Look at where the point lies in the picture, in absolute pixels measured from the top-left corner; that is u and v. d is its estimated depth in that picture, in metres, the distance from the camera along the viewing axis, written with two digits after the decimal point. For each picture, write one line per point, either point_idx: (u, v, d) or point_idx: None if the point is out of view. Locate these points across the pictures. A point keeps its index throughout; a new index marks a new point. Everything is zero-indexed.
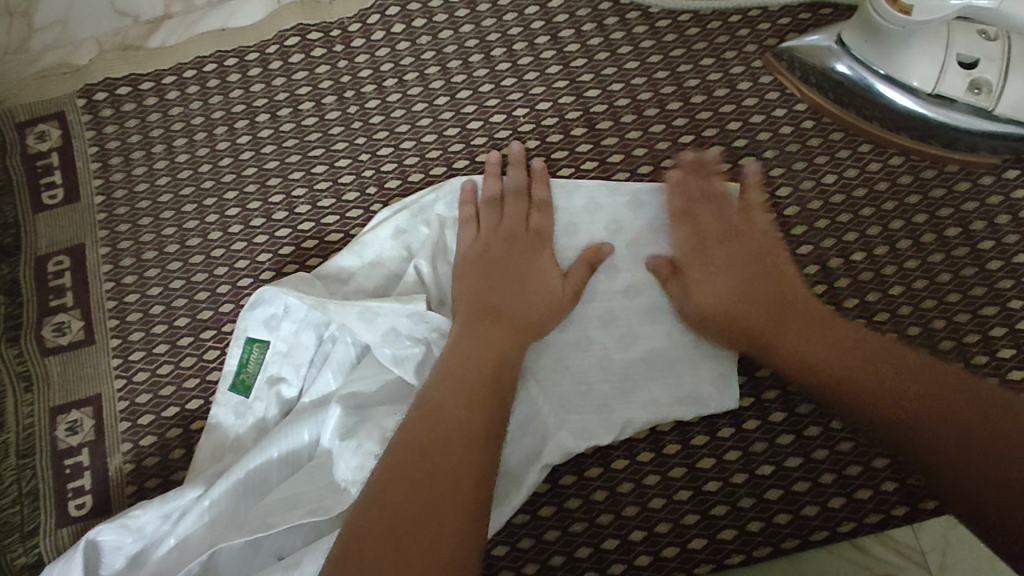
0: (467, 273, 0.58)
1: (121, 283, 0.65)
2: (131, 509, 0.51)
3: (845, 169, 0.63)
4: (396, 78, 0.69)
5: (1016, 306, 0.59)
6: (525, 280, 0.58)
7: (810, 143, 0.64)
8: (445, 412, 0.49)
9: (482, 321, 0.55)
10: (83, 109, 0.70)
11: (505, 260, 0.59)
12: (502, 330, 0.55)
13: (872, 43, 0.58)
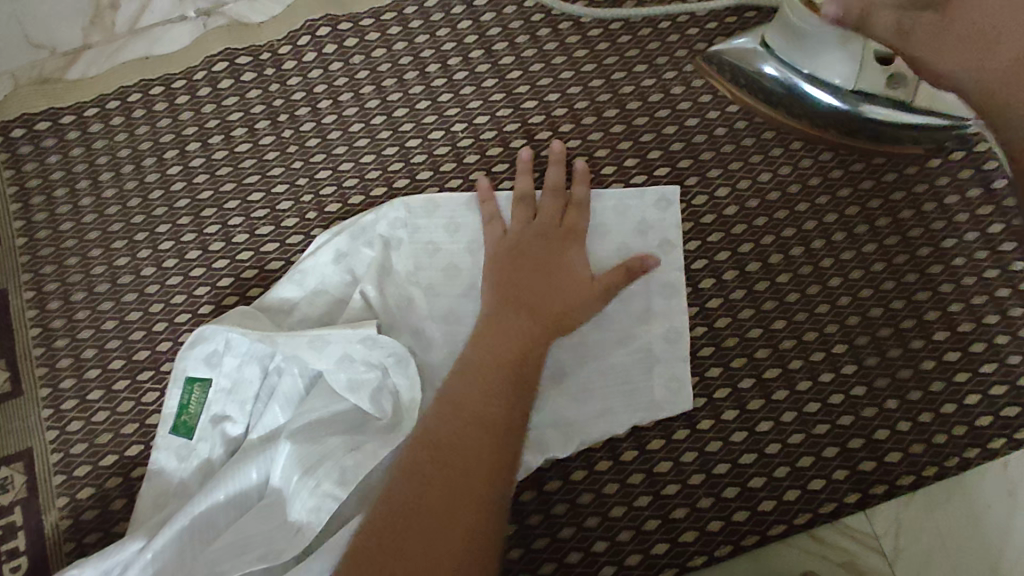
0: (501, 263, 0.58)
1: (48, 327, 0.62)
2: (70, 568, 0.49)
3: (778, 167, 0.64)
4: (330, 99, 0.68)
5: (948, 289, 0.61)
6: (562, 273, 0.57)
7: (744, 143, 0.65)
8: (469, 396, 0.48)
9: (512, 321, 0.53)
10: (0, 148, 0.67)
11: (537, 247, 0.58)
12: (535, 332, 0.53)
13: (792, 44, 0.54)
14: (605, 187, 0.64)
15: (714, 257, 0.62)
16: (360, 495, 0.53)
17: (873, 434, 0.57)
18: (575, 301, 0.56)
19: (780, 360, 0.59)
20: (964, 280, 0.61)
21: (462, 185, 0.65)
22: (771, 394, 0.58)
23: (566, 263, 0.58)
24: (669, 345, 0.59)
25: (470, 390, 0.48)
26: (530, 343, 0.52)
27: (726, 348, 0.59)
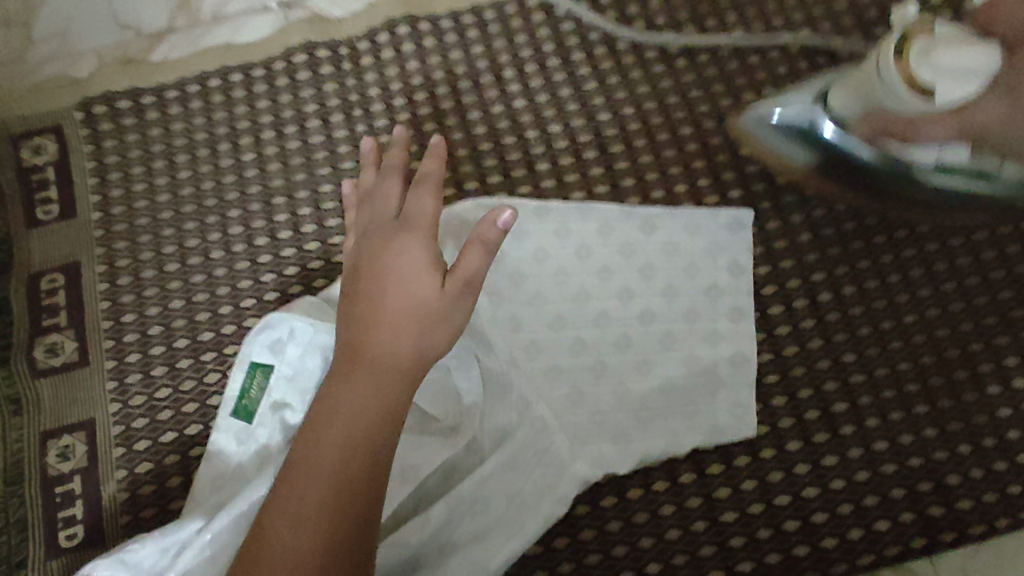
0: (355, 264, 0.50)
1: (118, 302, 0.63)
2: (130, 543, 0.49)
3: None
4: (406, 97, 0.68)
5: None
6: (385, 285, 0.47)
7: None
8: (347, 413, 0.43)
9: (359, 309, 0.46)
10: (81, 123, 0.68)
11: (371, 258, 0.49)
12: (396, 321, 0.45)
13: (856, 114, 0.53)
14: (677, 205, 0.63)
15: (784, 284, 0.61)
16: (417, 494, 0.53)
17: (944, 478, 0.56)
18: (364, 326, 0.45)
19: (847, 395, 0.58)
20: None
21: (532, 192, 0.65)
22: (837, 429, 0.57)
23: (399, 249, 0.48)
24: (735, 368, 0.58)
25: (324, 425, 0.43)
26: (370, 336, 0.45)
27: (793, 377, 0.58)
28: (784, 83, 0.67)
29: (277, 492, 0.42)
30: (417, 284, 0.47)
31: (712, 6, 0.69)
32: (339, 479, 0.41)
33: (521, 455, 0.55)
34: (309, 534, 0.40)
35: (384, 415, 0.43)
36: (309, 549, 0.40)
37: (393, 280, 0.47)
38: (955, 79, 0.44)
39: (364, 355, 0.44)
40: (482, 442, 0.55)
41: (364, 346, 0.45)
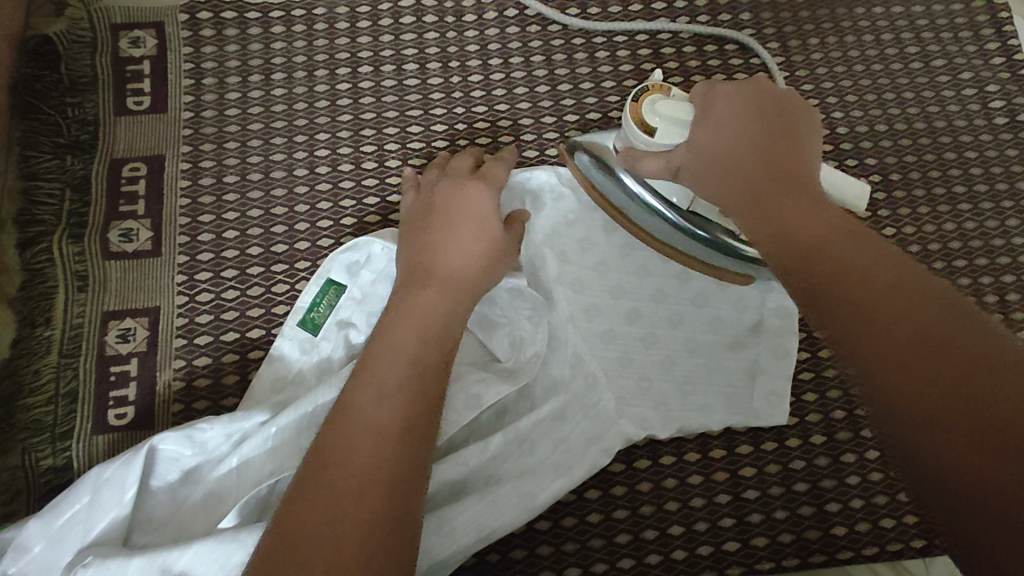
0: (419, 215, 0.56)
1: (198, 202, 0.64)
2: (198, 422, 0.50)
3: (903, 226, 0.67)
4: (502, 58, 0.70)
5: None
6: (456, 224, 0.54)
7: (875, 197, 0.68)
8: (424, 314, 0.47)
9: (424, 244, 0.53)
10: (183, 25, 0.69)
11: (443, 206, 0.55)
12: (457, 248, 0.52)
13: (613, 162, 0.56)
14: None
15: None
16: (469, 426, 0.57)
17: None
18: (435, 252, 0.52)
19: None
20: None
21: None
22: (859, 430, 0.61)
23: (465, 194, 0.56)
24: (776, 359, 0.62)
25: (401, 324, 0.46)
26: (436, 255, 0.51)
27: (826, 378, 0.62)
28: (854, 109, 0.71)
29: (353, 381, 0.43)
30: (478, 228, 0.54)
31: (798, 26, 0.73)
32: (415, 360, 0.44)
33: (571, 405, 0.58)
34: (393, 406, 0.41)
35: (450, 326, 0.48)
36: (392, 418, 0.41)
37: (461, 215, 0.54)
38: (679, 127, 0.51)
39: (432, 273, 0.50)
40: (534, 389, 0.58)
41: (431, 266, 0.51)
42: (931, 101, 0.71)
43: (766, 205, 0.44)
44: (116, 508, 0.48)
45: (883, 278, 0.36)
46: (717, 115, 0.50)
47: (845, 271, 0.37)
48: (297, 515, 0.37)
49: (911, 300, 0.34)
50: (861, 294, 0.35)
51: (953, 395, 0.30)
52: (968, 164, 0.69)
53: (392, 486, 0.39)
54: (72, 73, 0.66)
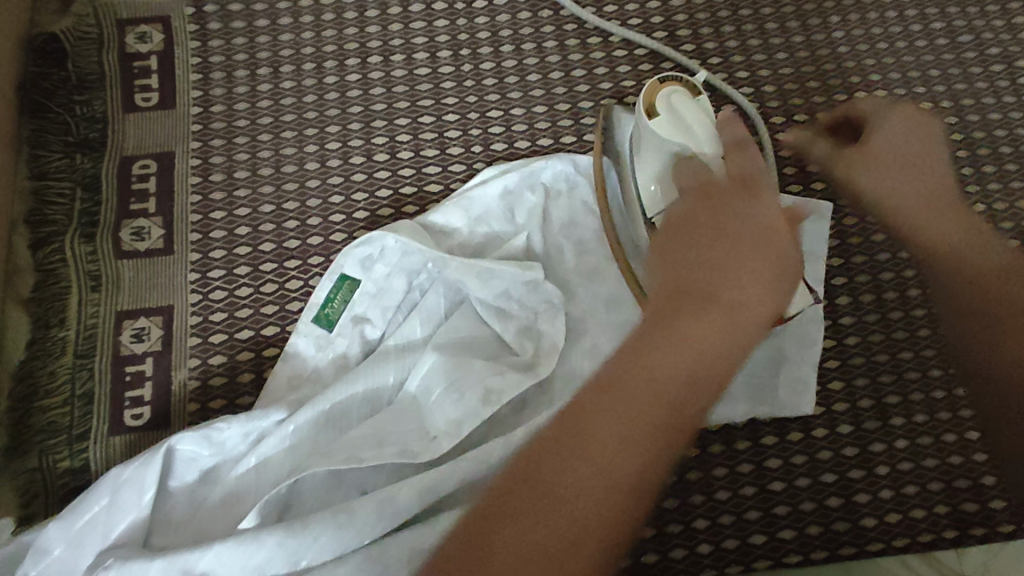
0: (687, 212, 0.44)
1: (209, 198, 0.63)
2: (215, 421, 0.50)
3: None
4: (514, 45, 0.69)
5: None
6: (733, 233, 0.41)
7: None
8: (636, 361, 0.36)
9: (704, 256, 0.40)
10: (190, 19, 0.68)
11: (711, 206, 0.43)
12: (740, 270, 0.39)
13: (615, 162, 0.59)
14: None
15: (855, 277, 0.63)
16: (489, 421, 0.55)
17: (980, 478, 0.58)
18: (710, 270, 0.39)
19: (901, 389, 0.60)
20: None
21: None
22: (888, 419, 0.60)
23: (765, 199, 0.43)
24: (800, 348, 0.60)
25: (636, 374, 0.35)
26: (706, 272, 0.39)
27: (852, 366, 0.61)
28: (878, 89, 0.67)
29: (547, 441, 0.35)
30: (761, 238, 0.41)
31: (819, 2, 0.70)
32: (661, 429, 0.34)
33: None
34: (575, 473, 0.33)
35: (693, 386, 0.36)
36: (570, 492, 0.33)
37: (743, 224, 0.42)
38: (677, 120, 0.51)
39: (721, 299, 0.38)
40: (553, 382, 0.57)
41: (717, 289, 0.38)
42: (959, 78, 0.67)
43: (728, 280, 0.39)
44: (136, 509, 0.47)
45: (988, 328, 0.40)
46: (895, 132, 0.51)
47: (1016, 287, 0.41)
48: (489, 559, 0.32)
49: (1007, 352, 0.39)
50: (1017, 316, 0.40)
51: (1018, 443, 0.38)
52: (998, 142, 0.65)
53: (605, 537, 0.33)
54: (79, 71, 0.65)
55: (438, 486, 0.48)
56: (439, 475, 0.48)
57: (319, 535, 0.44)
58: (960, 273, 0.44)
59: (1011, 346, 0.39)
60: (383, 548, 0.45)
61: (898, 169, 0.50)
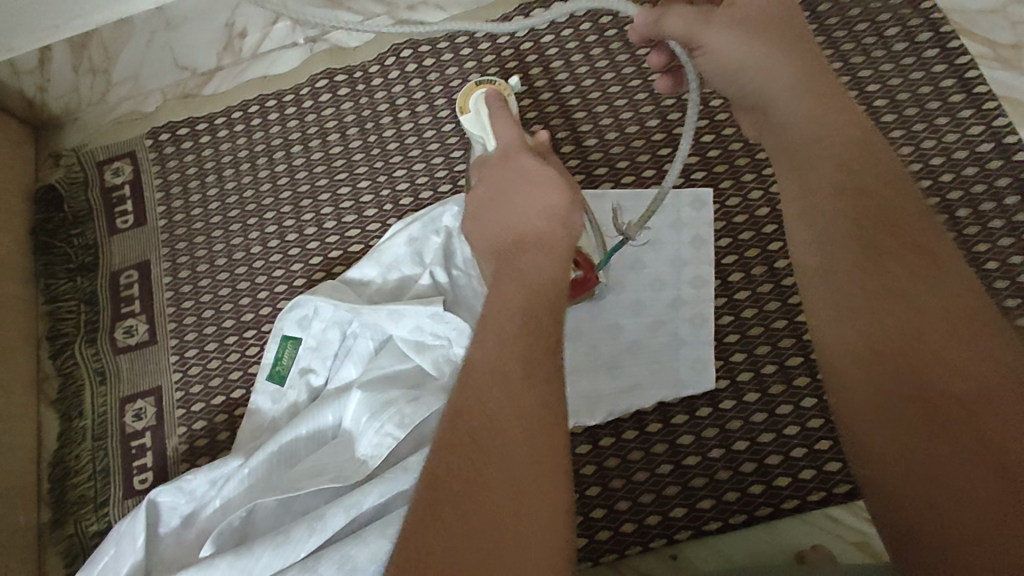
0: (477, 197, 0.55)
1: (180, 292, 0.76)
2: (185, 474, 0.61)
3: None
4: (409, 109, 0.79)
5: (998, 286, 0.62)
6: (523, 201, 0.51)
7: None
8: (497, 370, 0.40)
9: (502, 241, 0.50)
10: (149, 148, 0.82)
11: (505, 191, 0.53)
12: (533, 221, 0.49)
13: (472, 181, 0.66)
14: (645, 188, 0.72)
15: (745, 253, 0.67)
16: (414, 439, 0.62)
17: None
18: (520, 233, 0.49)
19: (802, 350, 0.64)
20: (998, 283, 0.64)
21: None
22: (791, 379, 0.63)
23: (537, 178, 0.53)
24: (694, 329, 0.65)
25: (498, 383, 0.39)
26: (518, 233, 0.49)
27: (752, 336, 0.64)
28: None
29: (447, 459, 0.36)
30: (539, 197, 0.51)
31: None
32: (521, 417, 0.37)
33: None
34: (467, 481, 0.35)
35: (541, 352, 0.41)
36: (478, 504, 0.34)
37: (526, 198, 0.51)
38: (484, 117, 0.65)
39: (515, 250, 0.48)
40: None
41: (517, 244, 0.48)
42: (823, 46, 0.72)
43: (528, 237, 0.49)
44: (132, 553, 0.58)
45: (907, 263, 0.39)
46: (739, 25, 0.50)
47: (930, 309, 0.38)
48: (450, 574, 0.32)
49: (948, 319, 0.37)
50: (926, 339, 0.37)
51: (960, 405, 0.35)
52: (871, 98, 0.70)
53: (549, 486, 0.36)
54: (72, 210, 0.81)
55: (361, 502, 0.56)
56: (360, 494, 0.56)
57: (260, 554, 0.53)
58: (869, 286, 0.40)
59: (914, 371, 0.37)
60: (315, 559, 0.53)
61: (754, 76, 0.50)
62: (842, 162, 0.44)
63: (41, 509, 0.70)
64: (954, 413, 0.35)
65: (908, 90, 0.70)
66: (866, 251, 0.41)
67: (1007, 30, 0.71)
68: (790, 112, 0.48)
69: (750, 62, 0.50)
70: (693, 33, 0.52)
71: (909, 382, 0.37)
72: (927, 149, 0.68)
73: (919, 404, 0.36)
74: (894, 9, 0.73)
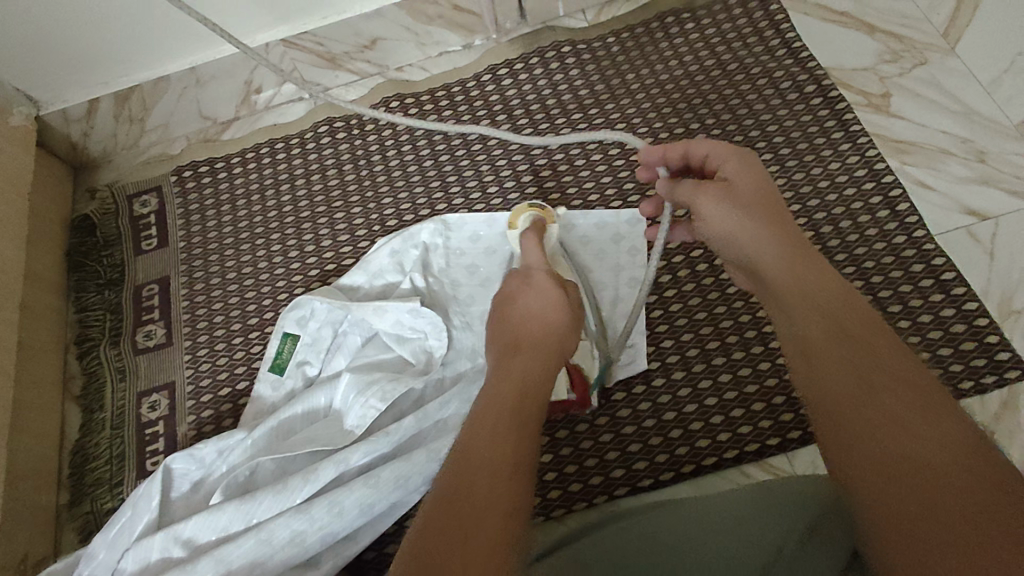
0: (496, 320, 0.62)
1: (195, 301, 0.88)
2: (196, 444, 0.71)
3: None
4: (396, 149, 0.94)
5: (876, 281, 0.75)
6: (532, 317, 0.59)
7: None
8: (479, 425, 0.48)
9: (504, 352, 0.57)
10: (174, 183, 0.96)
11: (522, 311, 0.61)
12: (539, 336, 0.58)
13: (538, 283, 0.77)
14: (591, 209, 0.86)
15: (672, 260, 0.80)
16: (392, 413, 0.73)
17: (793, 392, 0.72)
18: (524, 342, 0.57)
19: (719, 335, 0.75)
20: (889, 273, 0.75)
21: (484, 209, 0.88)
22: (710, 360, 0.74)
23: (545, 299, 0.61)
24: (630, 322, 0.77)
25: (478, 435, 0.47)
26: (523, 338, 0.57)
27: (678, 326, 0.77)
28: (671, 118, 0.88)
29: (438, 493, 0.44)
30: (548, 313, 0.60)
31: (617, 65, 0.93)
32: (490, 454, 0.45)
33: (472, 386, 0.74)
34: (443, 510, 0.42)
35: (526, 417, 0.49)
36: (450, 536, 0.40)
37: (534, 317, 0.59)
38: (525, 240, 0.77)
39: (521, 345, 0.56)
40: (444, 380, 0.76)
41: (522, 344, 0.56)
42: (732, 95, 0.88)
43: (531, 346, 0.56)
44: (148, 511, 0.67)
45: (857, 334, 0.45)
46: (727, 194, 0.57)
47: (878, 372, 0.43)
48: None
49: (899, 381, 0.42)
50: (876, 397, 0.42)
51: (914, 453, 0.39)
52: (770, 136, 0.84)
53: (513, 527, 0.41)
54: (103, 235, 0.93)
55: (348, 458, 0.66)
56: (347, 452, 0.66)
57: (261, 500, 0.63)
58: (821, 356, 0.46)
59: (867, 423, 0.41)
60: (308, 503, 0.63)
61: (744, 236, 0.55)
62: (793, 252, 0.53)
63: (62, 491, 0.79)
64: (909, 463, 0.39)
65: (800, 130, 0.84)
66: (817, 326, 0.47)
67: (876, 83, 0.86)
68: (771, 264, 0.53)
69: (738, 232, 0.55)
70: (691, 200, 0.59)
71: (864, 437, 0.41)
72: (816, 176, 0.81)
73: (876, 454, 0.40)
74: (786, 68, 0.88)
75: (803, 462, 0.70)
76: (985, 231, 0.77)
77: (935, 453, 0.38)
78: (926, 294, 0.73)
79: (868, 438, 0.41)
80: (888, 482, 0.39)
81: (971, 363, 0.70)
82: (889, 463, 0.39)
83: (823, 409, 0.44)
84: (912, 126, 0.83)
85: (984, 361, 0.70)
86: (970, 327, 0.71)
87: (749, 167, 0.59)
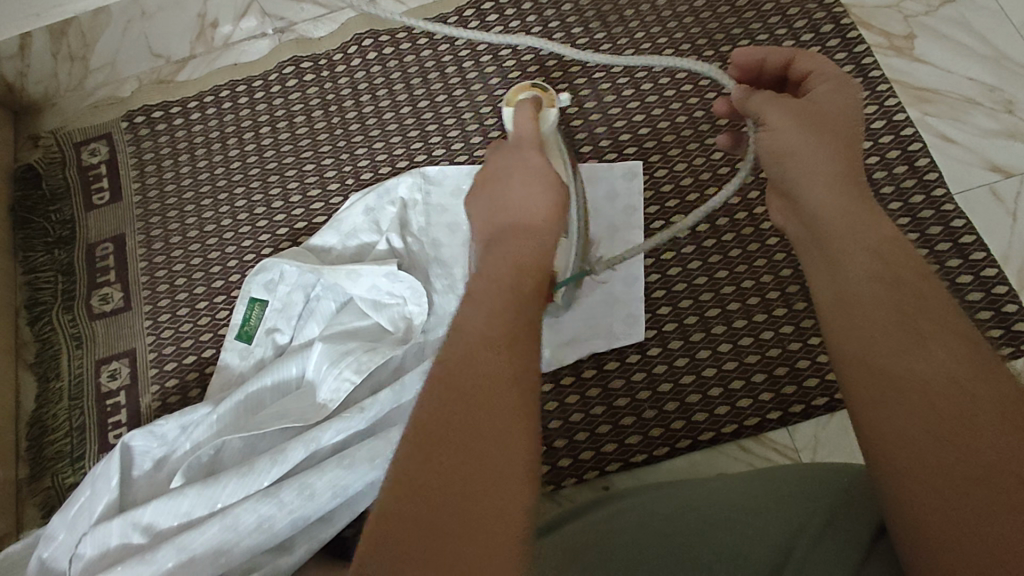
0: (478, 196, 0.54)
1: (154, 262, 0.81)
2: (157, 420, 0.66)
3: (712, 153, 0.76)
4: (370, 94, 0.85)
5: None
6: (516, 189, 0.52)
7: (683, 134, 0.77)
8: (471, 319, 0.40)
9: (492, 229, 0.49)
10: (126, 130, 0.87)
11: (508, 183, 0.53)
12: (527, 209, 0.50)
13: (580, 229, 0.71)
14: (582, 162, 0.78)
15: (670, 220, 0.75)
16: (368, 384, 0.68)
17: (796, 362, 0.68)
18: (512, 212, 0.50)
19: (720, 302, 0.70)
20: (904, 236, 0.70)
21: (468, 161, 0.81)
22: (709, 329, 0.70)
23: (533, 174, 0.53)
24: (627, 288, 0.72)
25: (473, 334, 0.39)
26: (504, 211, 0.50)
27: (676, 291, 0.71)
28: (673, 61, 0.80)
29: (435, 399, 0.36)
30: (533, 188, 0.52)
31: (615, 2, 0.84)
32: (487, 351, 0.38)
33: None
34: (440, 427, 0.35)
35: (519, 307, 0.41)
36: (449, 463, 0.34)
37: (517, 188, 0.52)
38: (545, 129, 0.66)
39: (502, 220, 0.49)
40: (425, 348, 0.71)
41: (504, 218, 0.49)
42: (741, 36, 0.80)
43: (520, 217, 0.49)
44: (107, 492, 0.62)
45: (909, 288, 0.39)
46: (797, 114, 0.49)
47: (934, 332, 0.36)
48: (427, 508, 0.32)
49: (955, 344, 0.36)
50: (929, 359, 0.35)
51: (970, 425, 0.33)
52: None
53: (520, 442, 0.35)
54: (50, 187, 0.85)
55: (318, 437, 0.62)
56: (317, 431, 0.62)
57: (226, 483, 0.59)
58: (868, 303, 0.39)
59: (918, 384, 0.35)
60: (277, 486, 0.59)
61: (795, 162, 0.48)
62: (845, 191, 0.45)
63: (20, 465, 0.74)
64: (965, 436, 0.33)
65: None
66: (866, 271, 0.40)
67: (900, 23, 0.78)
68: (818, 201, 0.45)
69: (792, 163, 0.48)
70: (760, 113, 0.52)
71: (913, 398, 0.35)
72: None
73: (923, 420, 0.34)
74: (801, 4, 0.79)
75: (804, 435, 0.66)
76: (1009, 189, 0.71)
77: (995, 428, 0.32)
78: (943, 258, 0.68)
79: (917, 400, 0.34)
80: (933, 454, 0.33)
81: (988, 333, 0.66)
82: (938, 432, 0.33)
83: (863, 360, 0.37)
84: (937, 73, 0.76)
85: (1001, 331, 0.66)
86: (987, 295, 0.67)
87: (841, 96, 0.51)
